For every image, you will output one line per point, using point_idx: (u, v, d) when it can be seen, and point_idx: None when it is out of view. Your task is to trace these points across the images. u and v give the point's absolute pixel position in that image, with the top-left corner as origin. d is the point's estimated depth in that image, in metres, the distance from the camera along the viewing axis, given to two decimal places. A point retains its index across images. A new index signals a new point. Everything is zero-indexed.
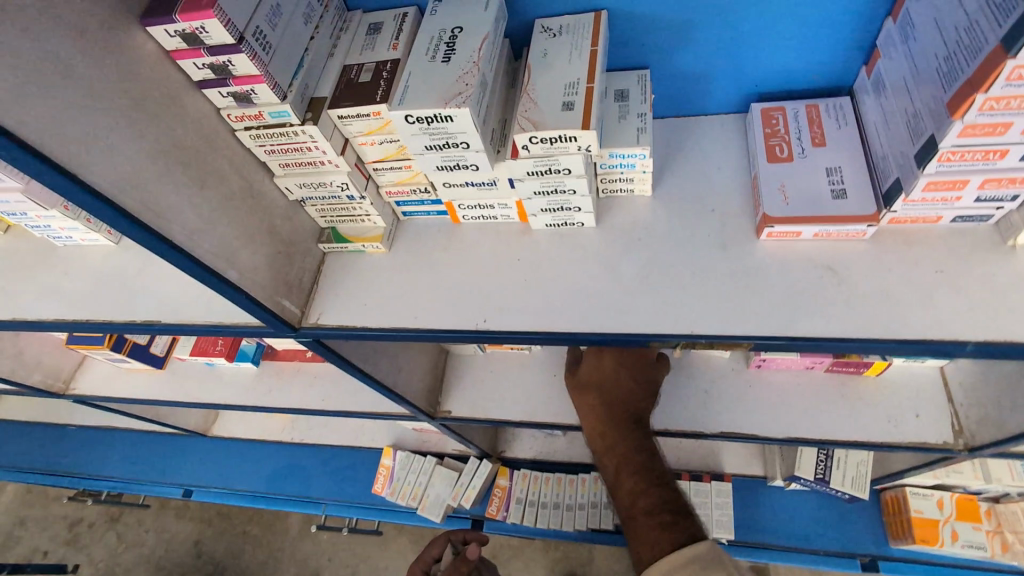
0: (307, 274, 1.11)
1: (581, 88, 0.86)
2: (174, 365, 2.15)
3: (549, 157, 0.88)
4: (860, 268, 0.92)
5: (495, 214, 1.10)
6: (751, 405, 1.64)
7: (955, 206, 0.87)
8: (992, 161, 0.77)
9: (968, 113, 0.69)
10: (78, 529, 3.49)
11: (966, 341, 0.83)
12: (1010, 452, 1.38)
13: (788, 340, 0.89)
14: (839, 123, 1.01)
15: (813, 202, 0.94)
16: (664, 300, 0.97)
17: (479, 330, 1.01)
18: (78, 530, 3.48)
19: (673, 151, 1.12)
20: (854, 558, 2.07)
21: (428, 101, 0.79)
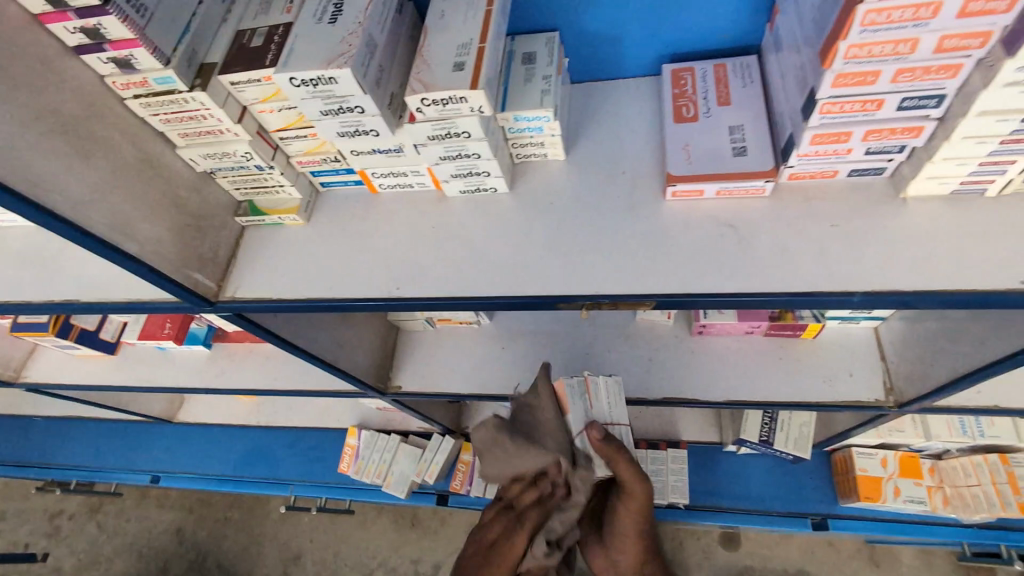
0: (224, 248, 1.10)
1: (472, 49, 0.85)
2: (127, 350, 2.13)
3: (445, 119, 0.88)
4: (759, 223, 0.93)
5: (410, 182, 1.09)
6: (693, 371, 1.67)
7: (847, 159, 0.88)
8: (872, 112, 0.77)
9: (836, 62, 0.69)
10: (58, 521, 3.49)
11: (855, 292, 0.84)
12: (937, 406, 1.42)
13: (685, 296, 0.90)
14: (745, 81, 1.01)
15: (715, 160, 0.94)
16: (572, 262, 0.97)
17: (393, 298, 1.02)
18: (59, 522, 3.49)
19: (588, 114, 1.12)
20: (805, 518, 2.12)
21: (311, 63, 0.78)
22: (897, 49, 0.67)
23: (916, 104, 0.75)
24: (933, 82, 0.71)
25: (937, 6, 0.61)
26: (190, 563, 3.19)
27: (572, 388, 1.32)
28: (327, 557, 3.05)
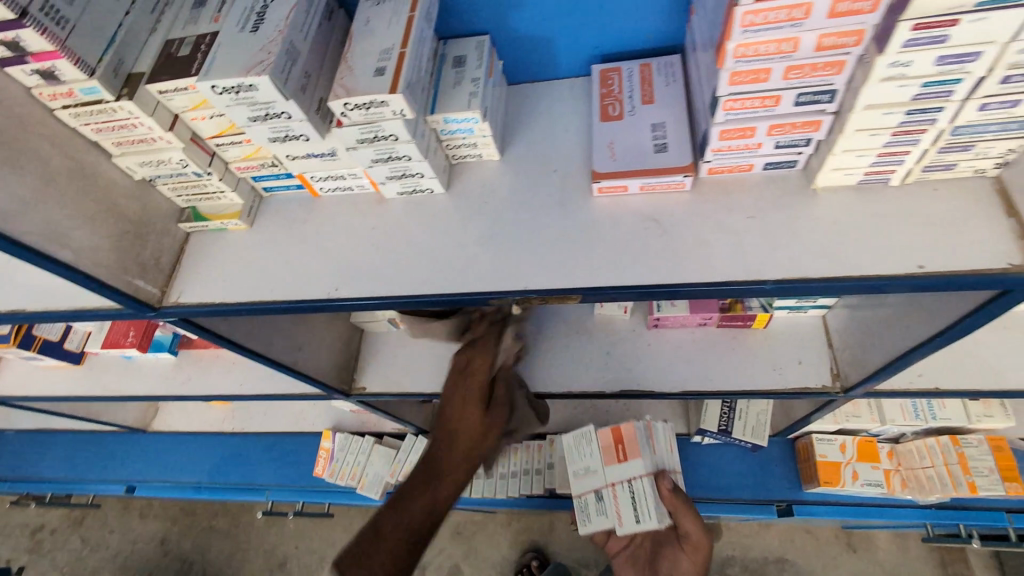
0: (167, 254, 1.12)
1: (393, 54, 0.88)
2: (94, 360, 2.14)
3: (370, 123, 0.90)
4: (680, 216, 0.97)
5: (351, 185, 1.12)
6: (649, 363, 1.70)
7: (760, 153, 0.91)
8: (772, 107, 0.81)
9: (728, 62, 0.73)
10: (40, 536, 3.47)
11: (766, 280, 0.88)
12: (879, 389, 1.47)
13: (608, 289, 0.93)
14: (668, 80, 1.05)
15: (637, 156, 0.98)
16: (503, 259, 1.01)
17: (330, 298, 1.05)
18: (40, 537, 3.46)
19: (524, 114, 1.16)
20: (771, 505, 2.17)
21: (231, 72, 0.81)
22: (781, 48, 0.70)
23: (810, 99, 0.79)
24: (822, 78, 0.75)
25: (809, 7, 0.65)
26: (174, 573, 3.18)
27: (639, 431, 1.60)
28: (311, 562, 3.05)
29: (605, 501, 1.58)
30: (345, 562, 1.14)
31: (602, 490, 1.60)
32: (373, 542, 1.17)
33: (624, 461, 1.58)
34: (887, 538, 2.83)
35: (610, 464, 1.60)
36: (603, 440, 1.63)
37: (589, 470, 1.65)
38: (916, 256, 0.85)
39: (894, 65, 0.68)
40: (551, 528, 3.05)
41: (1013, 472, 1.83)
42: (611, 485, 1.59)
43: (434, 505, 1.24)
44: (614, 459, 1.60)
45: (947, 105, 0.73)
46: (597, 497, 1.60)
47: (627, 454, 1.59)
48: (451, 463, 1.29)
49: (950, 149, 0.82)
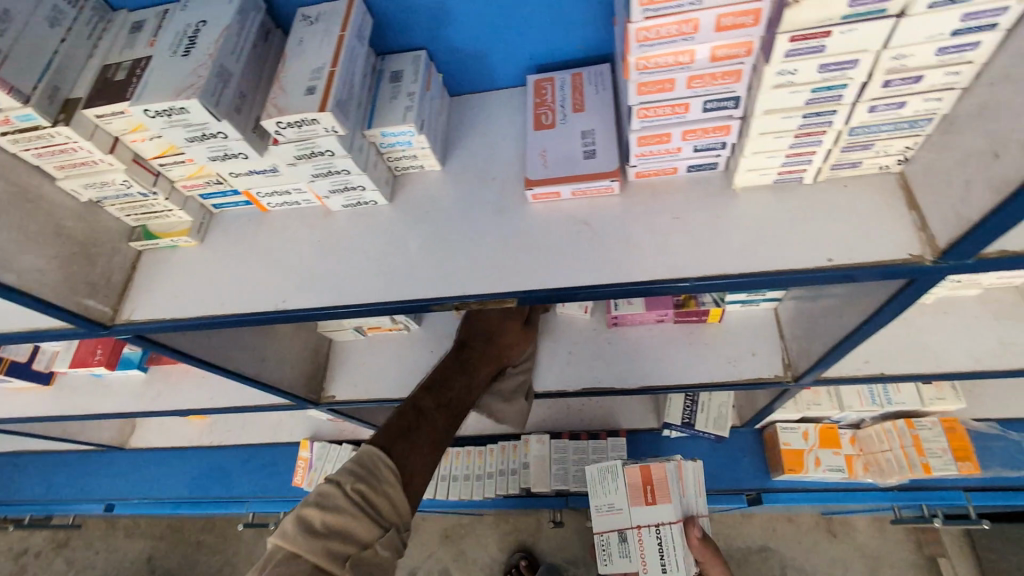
0: (118, 273, 1.15)
1: (324, 73, 0.91)
2: (64, 379, 2.15)
3: (305, 140, 0.93)
4: (609, 219, 1.01)
5: (297, 199, 1.15)
6: (610, 361, 1.75)
7: (680, 156, 0.96)
8: (682, 114, 0.85)
9: (632, 74, 0.77)
10: (24, 560, 3.44)
11: (688, 277, 0.92)
12: (827, 376, 1.52)
13: (542, 291, 0.97)
14: (598, 89, 1.09)
15: (567, 163, 1.02)
16: (444, 265, 1.04)
17: (278, 310, 1.07)
18: (24, 561, 3.44)
19: (465, 125, 1.20)
20: (741, 494, 2.24)
21: (162, 95, 0.83)
22: (679, 59, 0.75)
23: (716, 105, 0.83)
24: (723, 86, 0.79)
25: (695, 22, 0.70)
26: None
27: (670, 475, 1.62)
28: None
29: (629, 543, 1.63)
30: (388, 435, 1.11)
31: (626, 531, 1.64)
32: (418, 417, 1.17)
33: (652, 504, 1.62)
34: (864, 523, 2.89)
35: (637, 506, 1.63)
36: (632, 479, 1.66)
37: (614, 507, 1.68)
38: (826, 250, 0.90)
39: (782, 73, 0.72)
40: (540, 528, 3.08)
41: (967, 452, 1.90)
42: (637, 527, 1.63)
43: (467, 390, 1.30)
44: (641, 501, 1.63)
45: (839, 108, 0.78)
46: (622, 537, 1.65)
47: (655, 497, 1.62)
48: (480, 362, 1.37)
49: (852, 148, 0.87)
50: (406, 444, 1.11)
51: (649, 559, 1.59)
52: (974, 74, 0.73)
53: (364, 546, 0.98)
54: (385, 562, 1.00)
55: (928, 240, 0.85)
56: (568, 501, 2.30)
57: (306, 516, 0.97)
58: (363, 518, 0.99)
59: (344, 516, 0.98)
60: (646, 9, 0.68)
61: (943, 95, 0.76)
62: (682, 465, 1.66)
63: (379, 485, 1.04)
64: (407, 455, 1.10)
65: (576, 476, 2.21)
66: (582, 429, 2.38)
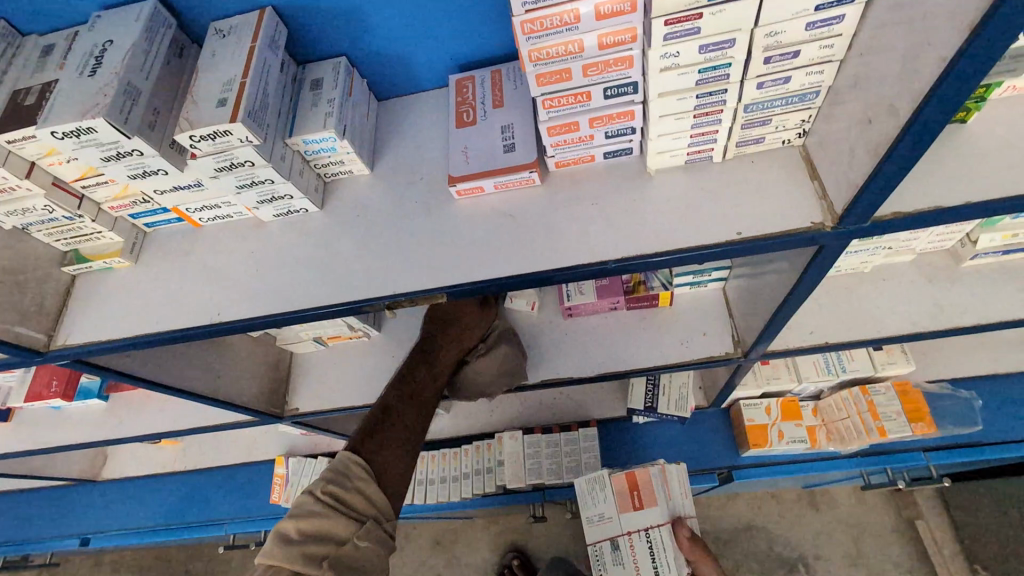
0: (50, 298, 1.14)
1: (235, 85, 0.92)
2: (22, 414, 2.11)
3: (222, 152, 0.94)
4: (531, 209, 1.04)
5: (228, 213, 1.15)
6: (567, 350, 1.77)
7: (595, 144, 0.99)
8: (586, 102, 0.88)
9: (527, 66, 0.80)
10: None
11: (608, 260, 0.95)
12: (773, 350, 1.56)
13: (469, 284, 0.99)
14: (516, 84, 1.12)
15: (488, 157, 1.04)
16: (375, 267, 1.06)
17: (215, 322, 1.08)
18: None
19: (393, 129, 1.23)
20: (713, 473, 2.26)
21: (69, 116, 0.84)
22: (569, 49, 0.78)
23: (617, 92, 0.86)
24: (618, 72, 0.82)
25: (575, 12, 0.73)
26: None
27: (654, 478, 1.60)
28: None
29: (621, 551, 1.58)
30: (358, 438, 1.16)
31: (618, 539, 1.60)
32: (384, 414, 1.22)
33: (640, 509, 1.59)
34: (844, 493, 2.94)
35: (626, 512, 1.60)
36: (618, 486, 1.63)
37: (604, 516, 1.64)
38: (736, 224, 0.93)
39: (665, 56, 0.76)
40: (529, 528, 3.06)
41: (921, 413, 1.96)
42: (628, 533, 1.59)
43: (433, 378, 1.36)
44: (629, 506, 1.60)
45: (728, 87, 0.82)
46: (613, 545, 1.60)
47: (643, 501, 1.59)
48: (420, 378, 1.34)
49: (751, 125, 0.90)
50: (376, 439, 1.16)
51: (641, 563, 1.55)
52: (845, 46, 0.77)
53: (342, 544, 1.02)
54: (367, 552, 1.03)
55: (827, 207, 0.89)
56: (545, 494, 2.32)
57: (282, 528, 1.02)
58: (336, 517, 1.04)
59: (317, 520, 1.02)
60: (525, 2, 0.72)
61: (822, 68, 0.80)
62: (667, 468, 1.62)
63: (349, 480, 1.09)
64: (373, 450, 1.15)
65: (550, 468, 2.20)
66: (552, 422, 2.40)
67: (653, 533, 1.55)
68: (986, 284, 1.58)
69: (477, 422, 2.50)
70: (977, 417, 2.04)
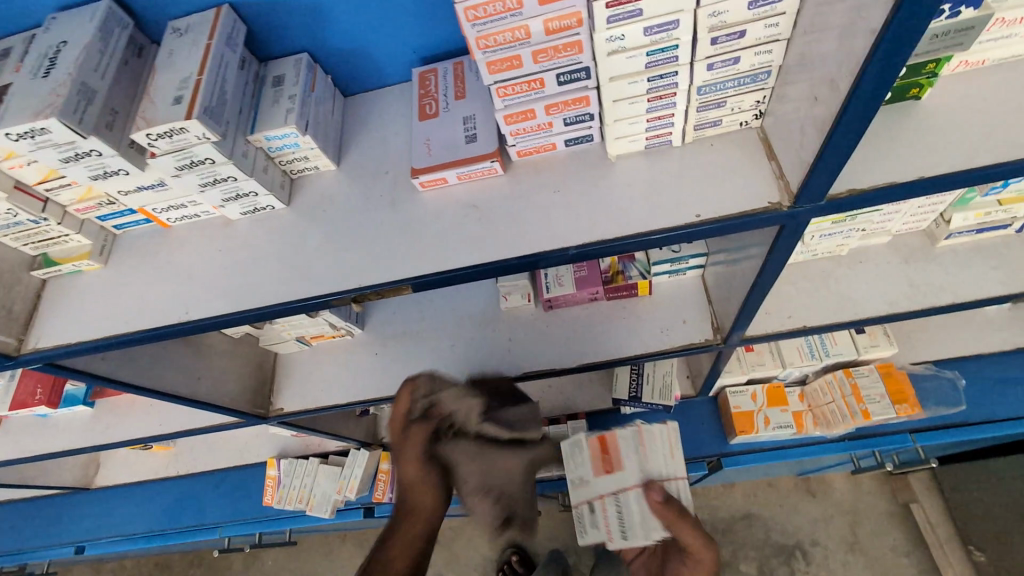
0: (20, 303, 1.14)
1: (190, 82, 0.92)
2: (9, 423, 2.12)
3: (181, 150, 0.94)
4: (495, 199, 1.04)
5: (196, 212, 1.16)
6: (549, 343, 1.77)
7: (554, 132, 0.99)
8: (540, 89, 0.89)
9: (477, 53, 0.80)
10: None
11: (570, 247, 0.95)
12: (752, 335, 1.57)
13: (433, 276, 0.99)
14: (478, 75, 1.12)
15: (450, 148, 1.04)
16: (342, 261, 1.06)
17: (182, 321, 1.08)
18: None
19: (359, 124, 1.23)
20: (702, 461, 2.27)
21: (21, 117, 0.84)
22: (517, 35, 0.78)
23: (570, 77, 0.87)
24: (569, 58, 0.82)
25: None
26: None
27: (625, 439, 1.49)
28: None
29: (596, 514, 1.52)
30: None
31: (593, 503, 1.53)
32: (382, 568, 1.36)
33: (611, 473, 1.48)
34: (838, 478, 2.95)
35: (598, 475, 1.51)
36: (592, 448, 1.53)
37: (581, 479, 1.56)
38: (695, 207, 0.94)
39: (611, 39, 0.76)
40: None
41: (904, 395, 1.96)
42: (601, 497, 1.50)
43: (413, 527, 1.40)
44: (602, 470, 1.50)
45: (678, 69, 0.82)
46: (590, 508, 1.54)
47: (615, 466, 1.48)
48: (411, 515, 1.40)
49: (706, 107, 0.91)
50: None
51: (613, 527, 1.47)
52: (791, 24, 0.77)
53: None
54: None
55: (784, 187, 0.90)
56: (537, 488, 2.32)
57: None
58: None
59: None
60: None
61: (770, 47, 0.80)
62: (643, 429, 1.49)
63: None
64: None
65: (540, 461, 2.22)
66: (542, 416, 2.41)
67: (622, 496, 1.45)
68: (963, 262, 1.59)
69: None
70: (961, 398, 2.05)
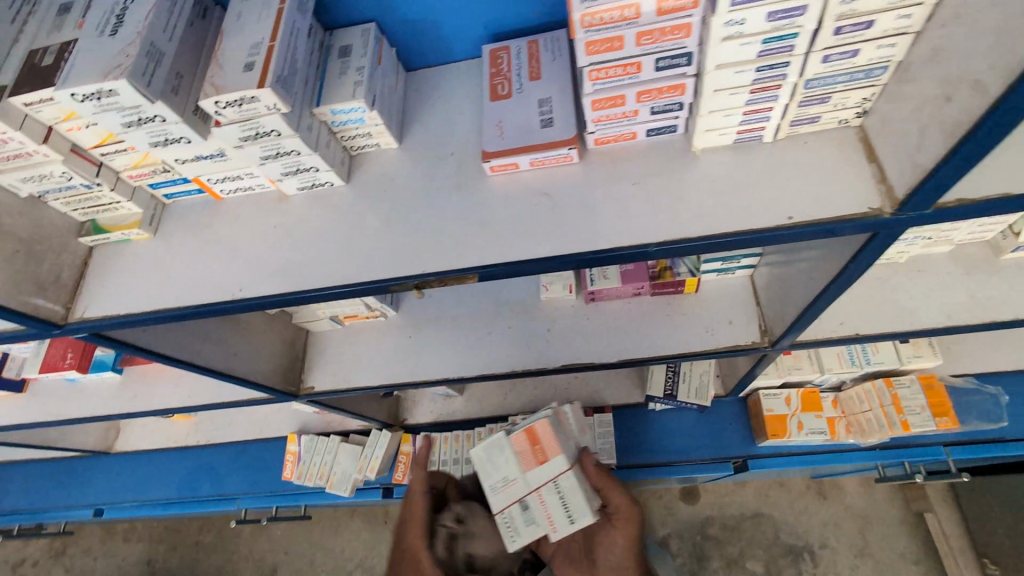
0: (68, 270, 1.11)
1: (262, 48, 0.87)
2: (37, 386, 2.12)
3: (248, 120, 0.89)
4: (569, 189, 0.99)
5: (251, 185, 1.11)
6: (590, 335, 1.73)
7: (638, 120, 0.93)
8: (635, 74, 0.83)
9: (578, 32, 0.75)
10: (22, 570, 3.56)
11: (650, 243, 0.90)
12: (803, 340, 1.52)
13: (501, 265, 0.95)
14: (554, 55, 1.07)
15: (524, 132, 0.99)
16: (404, 245, 1.02)
17: (235, 299, 1.04)
18: (22, 570, 3.56)
19: (422, 102, 1.17)
20: (728, 462, 2.22)
21: (89, 77, 0.79)
22: (623, 13, 0.72)
23: (669, 63, 0.81)
24: (674, 42, 0.77)
25: None
26: None
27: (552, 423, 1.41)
28: (304, 565, 3.16)
29: (532, 510, 1.33)
30: None
31: (527, 499, 1.34)
32: None
33: (545, 462, 1.36)
34: (856, 484, 2.93)
35: (530, 469, 1.36)
36: (519, 445, 1.40)
37: (507, 479, 1.37)
38: (787, 208, 0.88)
39: (730, 24, 0.71)
40: None
41: (944, 408, 1.91)
42: (536, 490, 1.35)
43: None
44: (533, 463, 1.37)
45: (792, 60, 0.77)
46: (523, 506, 1.34)
47: (548, 454, 1.37)
48: None
49: (809, 102, 0.85)
50: None
51: (554, 514, 1.31)
52: (925, 16, 0.71)
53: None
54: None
55: (886, 192, 0.84)
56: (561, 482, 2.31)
57: None
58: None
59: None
60: None
61: (896, 40, 0.74)
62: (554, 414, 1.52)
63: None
64: None
65: None
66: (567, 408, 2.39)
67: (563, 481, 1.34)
68: None
69: (490, 405, 2.48)
70: (1003, 414, 1.99)
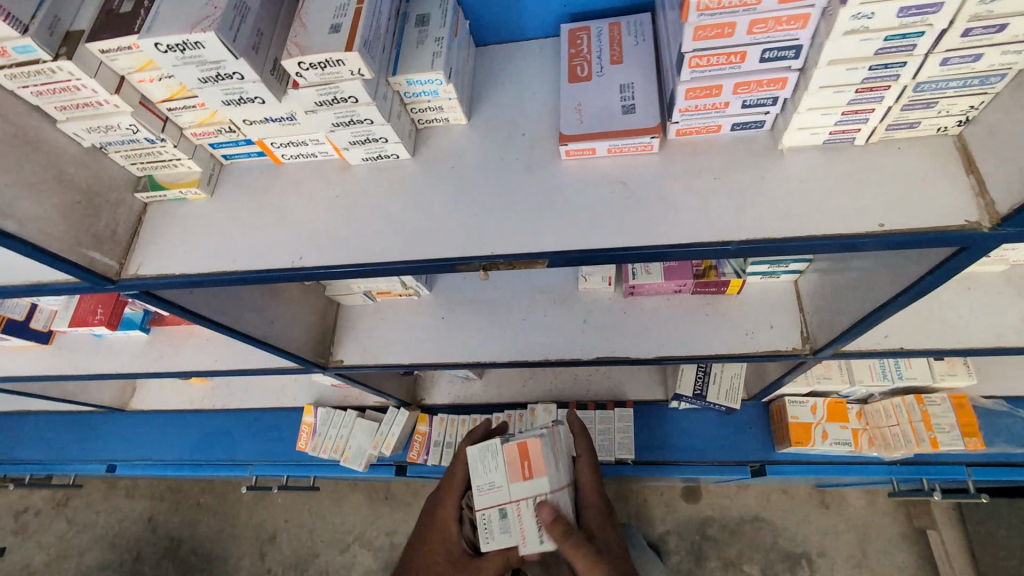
0: (123, 226, 1.09)
1: (350, 10, 0.85)
2: (62, 340, 2.11)
3: (328, 84, 0.86)
4: (646, 179, 0.97)
5: (313, 152, 1.09)
6: (626, 329, 1.71)
7: (727, 113, 0.90)
8: (737, 64, 0.80)
9: (691, 15, 0.72)
10: (24, 518, 3.60)
11: (731, 241, 0.88)
12: (846, 351, 1.50)
13: (573, 253, 0.92)
14: (637, 39, 1.05)
15: (605, 117, 0.96)
16: (471, 224, 0.99)
17: (295, 268, 1.02)
18: (25, 519, 3.59)
19: (491, 78, 1.14)
20: (745, 466, 2.22)
21: (175, 28, 0.77)
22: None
23: (776, 55, 0.78)
24: (787, 33, 0.74)
25: None
26: (163, 550, 3.32)
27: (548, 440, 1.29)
28: (305, 535, 3.18)
29: (510, 519, 1.26)
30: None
31: (506, 507, 1.27)
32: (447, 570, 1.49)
33: (532, 479, 1.27)
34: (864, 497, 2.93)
35: (516, 482, 1.27)
36: (509, 455, 1.29)
37: (492, 485, 1.29)
38: (878, 214, 0.85)
39: (857, 17, 0.68)
40: None
41: (974, 429, 1.89)
42: (516, 501, 1.26)
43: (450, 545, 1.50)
44: (520, 476, 1.27)
45: (909, 60, 0.73)
46: (502, 514, 1.27)
47: (535, 472, 1.27)
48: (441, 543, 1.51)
49: (913, 107, 0.82)
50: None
51: (528, 530, 1.25)
52: None
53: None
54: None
55: (987, 206, 0.81)
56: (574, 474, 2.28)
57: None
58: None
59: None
60: None
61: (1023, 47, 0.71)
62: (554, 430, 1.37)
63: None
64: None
65: None
66: (587, 399, 2.39)
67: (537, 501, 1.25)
68: None
69: (508, 391, 2.48)
70: None
